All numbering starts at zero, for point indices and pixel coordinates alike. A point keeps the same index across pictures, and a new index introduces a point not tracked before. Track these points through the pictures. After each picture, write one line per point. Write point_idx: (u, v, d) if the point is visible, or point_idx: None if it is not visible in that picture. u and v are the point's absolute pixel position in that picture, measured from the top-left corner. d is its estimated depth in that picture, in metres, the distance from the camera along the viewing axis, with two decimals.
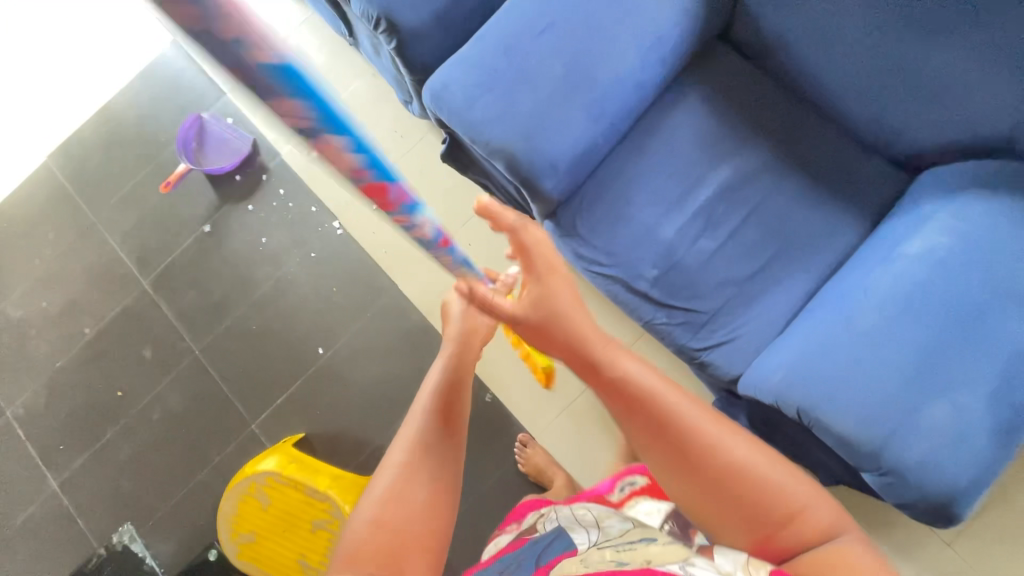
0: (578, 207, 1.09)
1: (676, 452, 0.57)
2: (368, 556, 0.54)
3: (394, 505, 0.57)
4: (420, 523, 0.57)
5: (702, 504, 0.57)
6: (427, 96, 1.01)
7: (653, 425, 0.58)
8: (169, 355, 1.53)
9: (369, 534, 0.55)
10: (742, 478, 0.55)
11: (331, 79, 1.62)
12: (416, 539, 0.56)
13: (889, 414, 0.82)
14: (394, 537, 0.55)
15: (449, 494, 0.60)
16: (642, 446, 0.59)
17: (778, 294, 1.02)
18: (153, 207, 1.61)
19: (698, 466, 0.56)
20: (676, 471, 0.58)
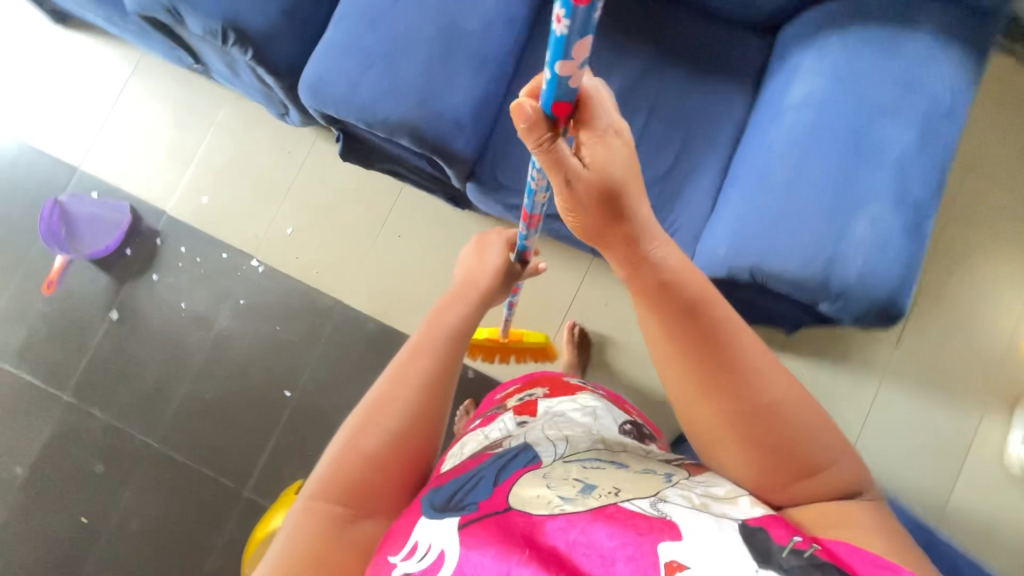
0: (494, 159, 1.08)
1: (742, 381, 0.55)
2: (334, 487, 0.56)
3: (361, 442, 0.59)
4: (385, 464, 0.58)
5: (742, 434, 0.55)
6: (305, 95, 0.96)
7: (721, 351, 0.56)
8: (126, 459, 1.40)
9: (336, 465, 0.57)
10: (798, 421, 0.54)
11: (191, 116, 1.49)
12: (382, 470, 0.58)
13: (824, 245, 0.90)
14: (359, 475, 0.57)
15: (417, 439, 0.61)
16: (687, 354, 0.57)
17: (697, 179, 1.09)
18: (41, 315, 1.43)
19: (758, 397, 0.55)
20: (731, 397, 0.55)
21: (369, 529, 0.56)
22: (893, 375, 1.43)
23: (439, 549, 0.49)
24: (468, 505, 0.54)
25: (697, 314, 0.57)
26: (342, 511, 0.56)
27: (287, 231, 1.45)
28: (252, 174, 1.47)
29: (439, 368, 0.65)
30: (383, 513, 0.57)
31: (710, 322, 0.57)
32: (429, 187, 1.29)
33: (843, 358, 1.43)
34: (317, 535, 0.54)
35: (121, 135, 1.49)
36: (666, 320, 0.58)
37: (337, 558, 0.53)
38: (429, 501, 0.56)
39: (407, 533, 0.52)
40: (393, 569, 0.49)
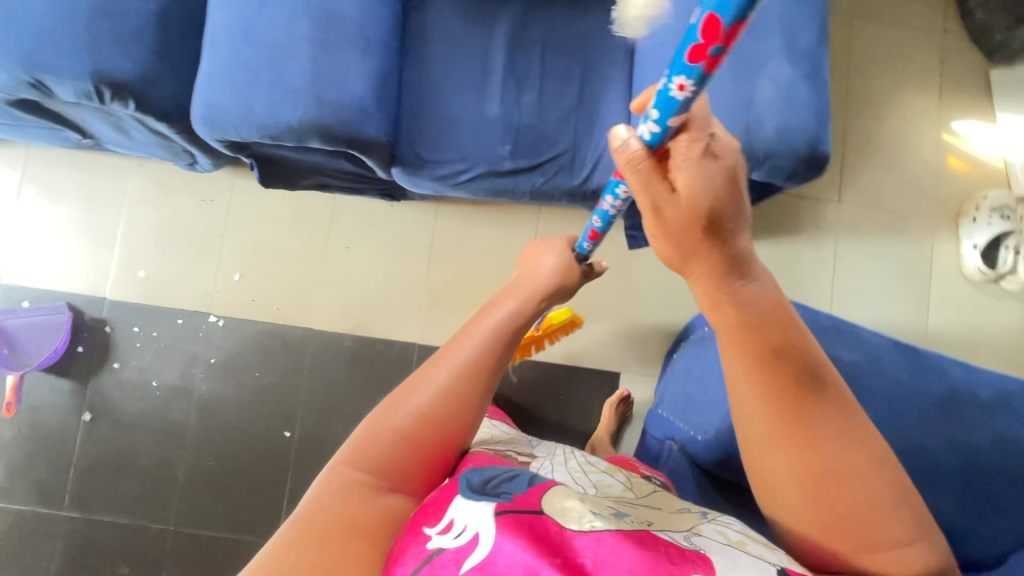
0: (410, 138, 1.08)
1: (814, 435, 0.56)
2: (370, 456, 0.57)
3: (394, 414, 0.61)
4: (417, 441, 0.59)
5: (796, 489, 0.57)
6: (201, 127, 0.93)
7: (796, 405, 0.57)
8: (149, 550, 1.36)
9: (368, 435, 0.59)
10: (863, 498, 0.55)
11: (100, 195, 1.43)
12: (413, 451, 0.59)
13: (737, 114, 0.93)
14: (390, 444, 0.58)
15: (450, 425, 0.61)
16: (788, 412, 0.57)
17: (608, 97, 1.11)
18: (13, 440, 1.36)
19: (824, 454, 0.56)
20: (798, 450, 0.56)
21: (395, 502, 0.56)
22: (846, 229, 1.49)
23: (474, 530, 0.49)
24: (504, 494, 0.55)
25: (776, 364, 0.57)
26: (369, 478, 0.56)
27: (234, 277, 1.42)
28: (182, 234, 1.43)
29: (483, 357, 0.65)
30: (407, 488, 0.58)
31: (788, 374, 0.57)
32: (361, 188, 1.28)
33: (798, 228, 1.48)
34: (343, 495, 0.54)
35: (33, 237, 1.42)
36: (739, 367, 0.59)
37: (363, 521, 0.52)
38: (466, 482, 0.57)
39: (444, 509, 0.52)
40: (427, 542, 0.49)
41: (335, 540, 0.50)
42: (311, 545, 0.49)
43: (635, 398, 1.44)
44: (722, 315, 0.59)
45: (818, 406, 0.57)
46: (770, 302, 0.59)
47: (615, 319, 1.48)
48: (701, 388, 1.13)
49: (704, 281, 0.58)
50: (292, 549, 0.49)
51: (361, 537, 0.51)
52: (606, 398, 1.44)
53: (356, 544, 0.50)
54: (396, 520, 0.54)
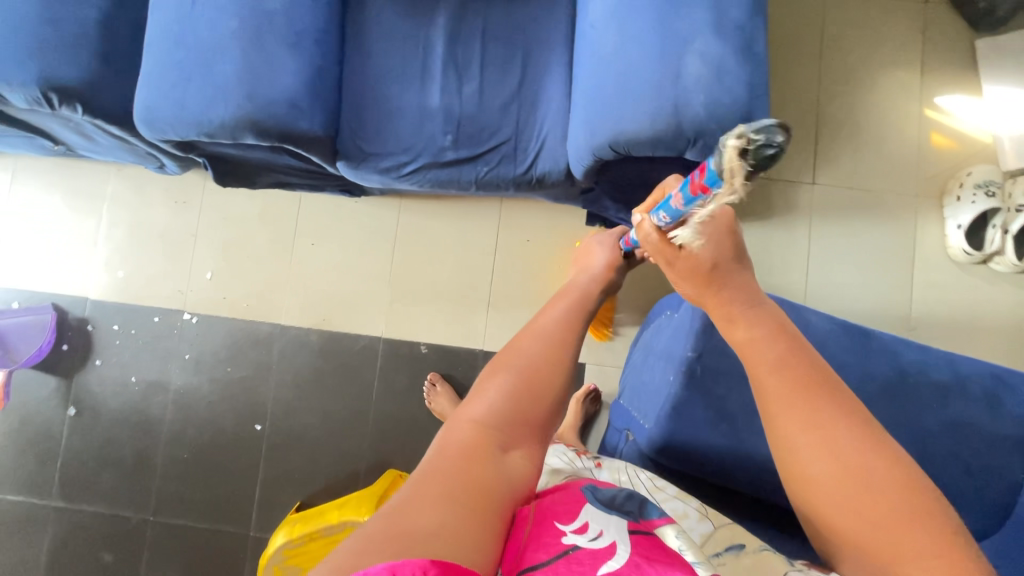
0: (352, 132, 1.10)
1: (852, 446, 0.47)
2: (488, 416, 0.53)
3: (501, 377, 0.56)
4: (531, 400, 0.55)
5: (849, 519, 0.46)
6: (142, 129, 0.97)
7: (839, 414, 0.49)
8: (131, 540, 1.42)
9: (478, 397, 0.55)
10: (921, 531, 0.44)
11: (82, 200, 1.50)
12: (528, 412, 0.55)
13: (665, 92, 0.91)
14: (508, 403, 0.54)
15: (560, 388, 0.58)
16: (802, 400, 0.50)
17: (550, 83, 1.10)
18: (5, 435, 1.44)
19: (859, 463, 0.47)
20: (841, 466, 0.47)
21: (515, 465, 0.52)
22: (820, 212, 1.43)
23: (611, 539, 0.50)
24: (631, 513, 0.56)
25: (799, 375, 0.51)
26: (492, 438, 0.52)
27: (207, 276, 1.47)
28: (157, 236, 1.49)
29: (573, 328, 0.63)
30: (528, 447, 0.54)
31: (818, 382, 0.51)
32: (319, 183, 1.30)
33: (767, 213, 1.43)
34: (466, 456, 0.50)
35: (23, 243, 1.50)
36: (768, 376, 0.52)
37: (491, 483, 0.49)
38: (590, 493, 0.57)
39: (576, 511, 0.53)
40: (562, 536, 0.49)
41: (469, 499, 0.47)
42: (448, 503, 0.46)
43: (601, 389, 1.42)
44: (734, 329, 0.57)
45: (863, 416, 0.49)
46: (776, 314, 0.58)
47: None
48: (653, 374, 1.09)
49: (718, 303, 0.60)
50: (427, 504, 0.45)
51: (493, 506, 0.48)
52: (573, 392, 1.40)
53: (491, 513, 0.47)
54: (520, 482, 0.51)
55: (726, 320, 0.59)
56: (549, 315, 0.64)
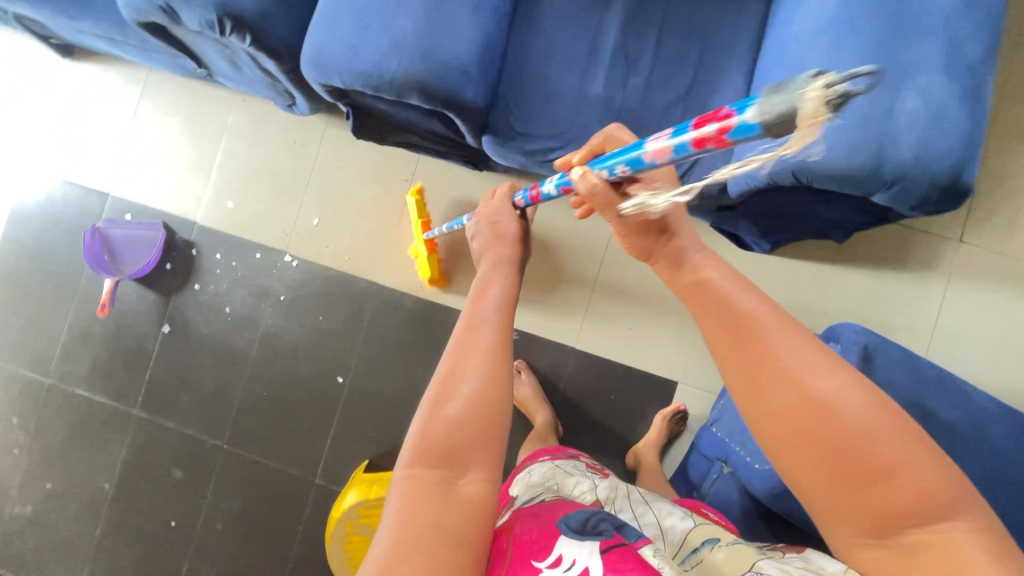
0: (505, 107, 1.05)
1: (807, 376, 0.48)
2: (429, 454, 0.52)
3: (448, 404, 0.54)
4: (475, 421, 0.53)
5: (806, 449, 0.47)
6: (309, 70, 0.94)
7: (800, 349, 0.49)
8: (201, 461, 1.46)
9: (422, 435, 0.52)
10: (890, 446, 0.45)
11: (203, 124, 1.51)
12: (472, 432, 0.53)
13: (871, 126, 0.83)
14: (453, 434, 0.52)
15: (501, 392, 0.56)
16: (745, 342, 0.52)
17: (722, 91, 1.03)
18: (101, 338, 1.49)
19: (818, 390, 0.47)
20: (798, 398, 0.48)
21: (470, 491, 0.51)
22: (961, 273, 1.33)
23: (583, 565, 0.53)
24: (603, 531, 0.57)
25: (752, 319, 0.52)
26: (441, 476, 0.51)
27: (312, 222, 1.46)
28: (270, 172, 1.48)
29: (503, 324, 0.61)
30: (483, 469, 0.52)
31: (771, 319, 0.52)
32: (446, 152, 1.27)
33: (902, 263, 1.34)
34: (420, 502, 0.49)
35: (143, 157, 1.53)
36: (718, 323, 0.54)
37: (455, 527, 0.48)
38: (563, 523, 0.59)
39: (551, 545, 0.56)
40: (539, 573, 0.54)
41: (434, 548, 0.46)
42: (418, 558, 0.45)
43: (688, 411, 1.38)
44: (681, 276, 0.60)
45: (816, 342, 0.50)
46: (724, 264, 0.59)
47: (679, 326, 1.41)
48: None
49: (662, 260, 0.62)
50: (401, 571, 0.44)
51: (457, 543, 0.47)
52: (659, 409, 1.38)
53: (462, 553, 0.47)
54: (480, 508, 0.50)
55: (670, 266, 0.61)
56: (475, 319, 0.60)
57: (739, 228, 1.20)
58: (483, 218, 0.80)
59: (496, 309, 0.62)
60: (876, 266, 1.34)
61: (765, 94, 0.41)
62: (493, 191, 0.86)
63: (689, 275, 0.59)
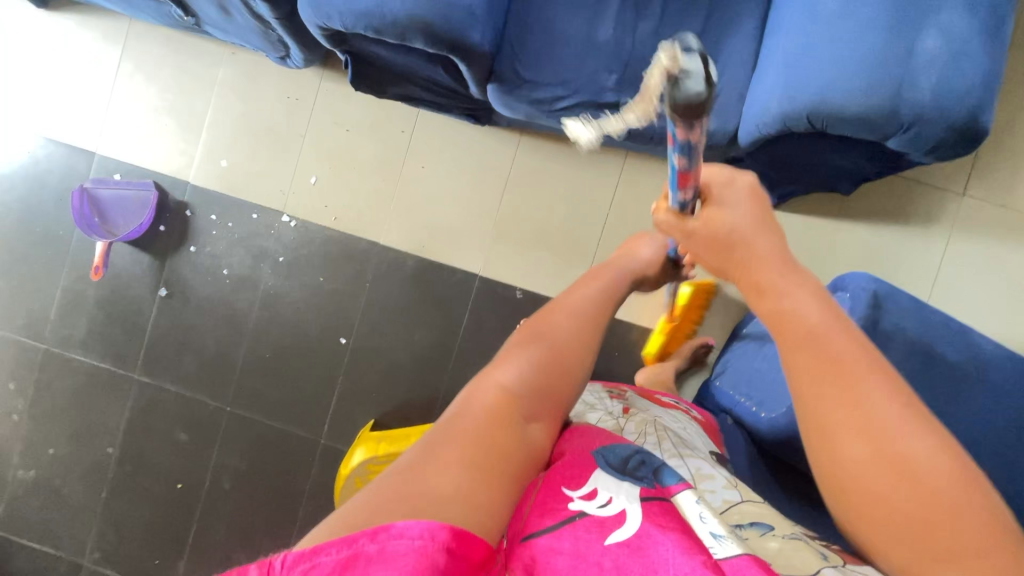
0: (512, 53, 1.01)
1: (898, 427, 0.41)
2: (515, 382, 0.51)
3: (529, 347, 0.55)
4: (563, 377, 0.55)
5: (872, 503, 0.41)
6: (308, 11, 0.91)
7: (883, 396, 0.42)
8: (204, 423, 1.46)
9: (514, 366, 0.53)
10: (971, 524, 0.38)
11: (191, 79, 1.45)
12: (554, 382, 0.54)
13: (889, 68, 0.82)
14: (538, 375, 0.53)
15: (586, 373, 0.58)
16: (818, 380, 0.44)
17: (736, 35, 0.99)
18: (96, 302, 1.46)
19: (901, 446, 0.40)
20: (878, 449, 0.41)
21: (533, 435, 0.50)
22: (963, 228, 1.34)
23: (620, 506, 0.51)
24: (644, 479, 0.56)
25: (832, 353, 0.44)
26: (518, 409, 0.50)
27: (310, 181, 1.43)
28: (265, 130, 1.43)
29: (597, 310, 0.62)
30: (548, 424, 0.53)
31: (860, 359, 0.43)
32: (448, 106, 1.24)
33: (906, 217, 1.34)
34: (487, 420, 0.48)
35: (129, 114, 1.46)
36: (801, 353, 0.45)
37: (509, 453, 0.47)
38: (602, 457, 0.57)
39: (587, 477, 0.53)
40: (569, 501, 0.51)
41: (489, 467, 0.45)
42: (468, 470, 0.44)
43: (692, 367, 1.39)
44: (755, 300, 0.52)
45: (908, 392, 0.43)
46: (819, 298, 0.49)
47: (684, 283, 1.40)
48: (773, 364, 1.07)
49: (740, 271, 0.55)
50: (446, 467, 0.43)
51: (507, 473, 0.46)
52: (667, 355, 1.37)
53: (505, 481, 0.46)
54: (533, 455, 0.50)
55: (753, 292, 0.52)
56: (576, 290, 0.63)
57: None
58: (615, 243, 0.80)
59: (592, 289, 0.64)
60: (879, 220, 1.34)
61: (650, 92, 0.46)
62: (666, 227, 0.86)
63: (772, 301, 0.50)
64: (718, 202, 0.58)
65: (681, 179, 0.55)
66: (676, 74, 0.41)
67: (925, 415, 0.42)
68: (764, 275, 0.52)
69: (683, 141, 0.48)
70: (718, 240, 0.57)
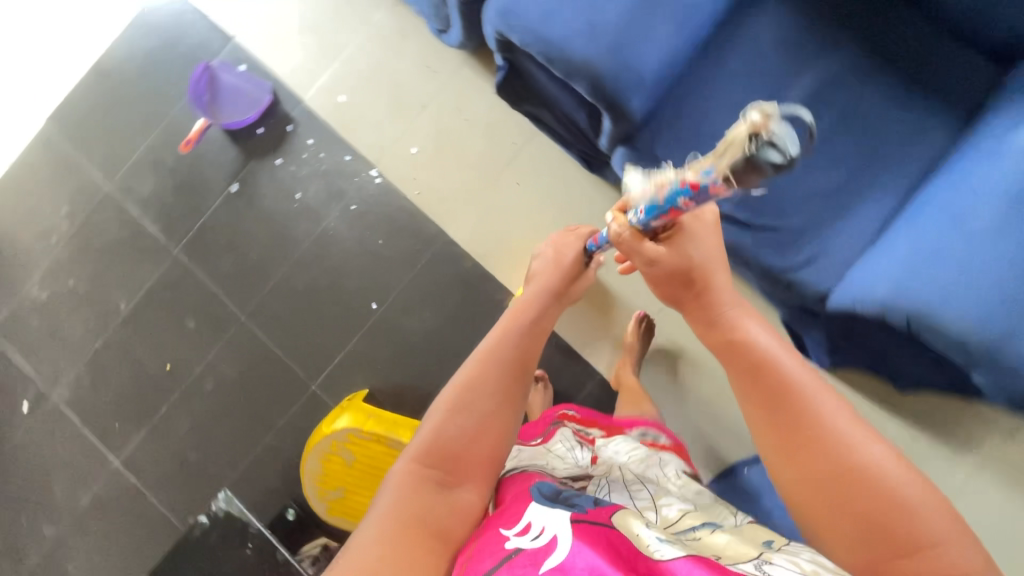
0: (656, 128, 1.01)
1: (843, 443, 0.52)
2: (432, 449, 0.58)
3: (462, 416, 0.60)
4: (483, 435, 0.60)
5: (826, 506, 0.51)
6: (495, 13, 0.93)
7: (824, 413, 0.54)
8: (215, 321, 1.48)
9: (434, 436, 0.59)
10: (912, 505, 0.48)
11: (348, 11, 1.48)
12: (473, 438, 0.59)
13: (1007, 311, 0.83)
14: (458, 441, 0.59)
15: (510, 423, 0.63)
16: (767, 408, 0.57)
17: (870, 204, 0.98)
18: (172, 170, 1.50)
19: (851, 459, 0.51)
20: (831, 464, 0.52)
21: (461, 495, 0.56)
22: (996, 468, 1.30)
23: (552, 534, 0.49)
24: (576, 506, 0.56)
25: (782, 391, 0.57)
26: (439, 476, 0.56)
27: (411, 150, 1.45)
28: (391, 84, 1.46)
29: (521, 354, 0.68)
30: (474, 480, 0.58)
31: (806, 386, 0.56)
32: (565, 143, 1.24)
33: (943, 432, 1.32)
34: (412, 494, 0.54)
35: (279, 17, 1.50)
36: (756, 391, 0.58)
37: (435, 518, 0.53)
38: (536, 494, 0.58)
39: (520, 515, 0.53)
40: (507, 541, 0.50)
41: (414, 536, 0.51)
42: (394, 549, 0.50)
43: None
44: (718, 334, 0.66)
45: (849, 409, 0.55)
46: (780, 339, 0.62)
47: None
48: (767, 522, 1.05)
49: (699, 306, 0.70)
50: (370, 551, 0.49)
51: (433, 537, 0.52)
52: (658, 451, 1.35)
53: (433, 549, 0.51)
54: (465, 513, 0.56)
55: (704, 322, 0.69)
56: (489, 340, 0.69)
57: (805, 334, 1.16)
58: (554, 248, 0.96)
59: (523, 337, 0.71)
60: (917, 424, 1.32)
61: (727, 136, 0.51)
62: (576, 227, 1.00)
63: (728, 334, 0.65)
64: (691, 234, 0.71)
65: (666, 214, 0.64)
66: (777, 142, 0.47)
67: (865, 424, 0.54)
68: (720, 309, 0.67)
69: (709, 189, 0.55)
70: (681, 274, 0.70)
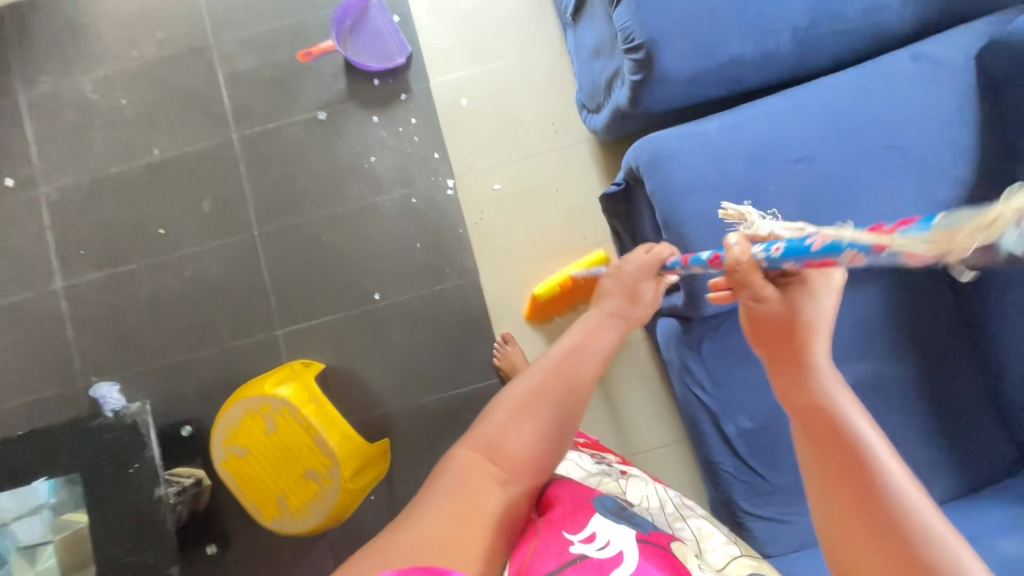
0: (715, 326, 1.03)
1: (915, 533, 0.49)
2: (491, 449, 0.64)
3: (521, 423, 0.66)
4: (537, 450, 0.66)
5: None
6: (645, 153, 0.93)
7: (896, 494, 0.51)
8: (228, 218, 1.44)
9: (491, 435, 0.65)
10: None
11: (518, 32, 1.47)
12: (527, 455, 0.65)
13: None
14: (518, 450, 0.64)
15: (557, 452, 0.68)
16: (834, 474, 0.54)
17: None
18: (277, 65, 1.46)
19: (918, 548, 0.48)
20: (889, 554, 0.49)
21: (508, 494, 0.62)
22: None
23: (616, 548, 0.61)
24: (637, 526, 0.67)
25: (851, 462, 0.53)
26: (493, 471, 0.63)
27: (494, 186, 1.44)
28: (514, 118, 1.45)
29: (579, 380, 0.72)
30: (521, 486, 0.64)
31: (874, 460, 0.53)
32: None
33: None
34: (466, 477, 0.61)
35: None
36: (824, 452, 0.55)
37: (485, 509, 0.59)
38: (599, 505, 0.69)
39: (586, 523, 0.64)
40: (571, 545, 0.60)
41: (469, 518, 0.57)
42: (452, 523, 0.56)
43: None
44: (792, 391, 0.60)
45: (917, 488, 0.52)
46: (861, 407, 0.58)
47: None
48: None
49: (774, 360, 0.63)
50: (437, 521, 0.55)
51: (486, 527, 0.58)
52: None
53: (487, 536, 0.57)
54: (509, 512, 0.62)
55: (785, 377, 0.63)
56: (547, 362, 0.73)
57: None
58: (631, 271, 0.89)
59: (589, 362, 0.75)
60: None
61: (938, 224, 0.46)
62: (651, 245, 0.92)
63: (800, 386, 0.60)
64: (813, 288, 0.62)
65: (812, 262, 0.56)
66: (1022, 241, 0.42)
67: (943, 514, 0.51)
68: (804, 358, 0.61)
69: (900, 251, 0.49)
70: (776, 317, 0.63)
